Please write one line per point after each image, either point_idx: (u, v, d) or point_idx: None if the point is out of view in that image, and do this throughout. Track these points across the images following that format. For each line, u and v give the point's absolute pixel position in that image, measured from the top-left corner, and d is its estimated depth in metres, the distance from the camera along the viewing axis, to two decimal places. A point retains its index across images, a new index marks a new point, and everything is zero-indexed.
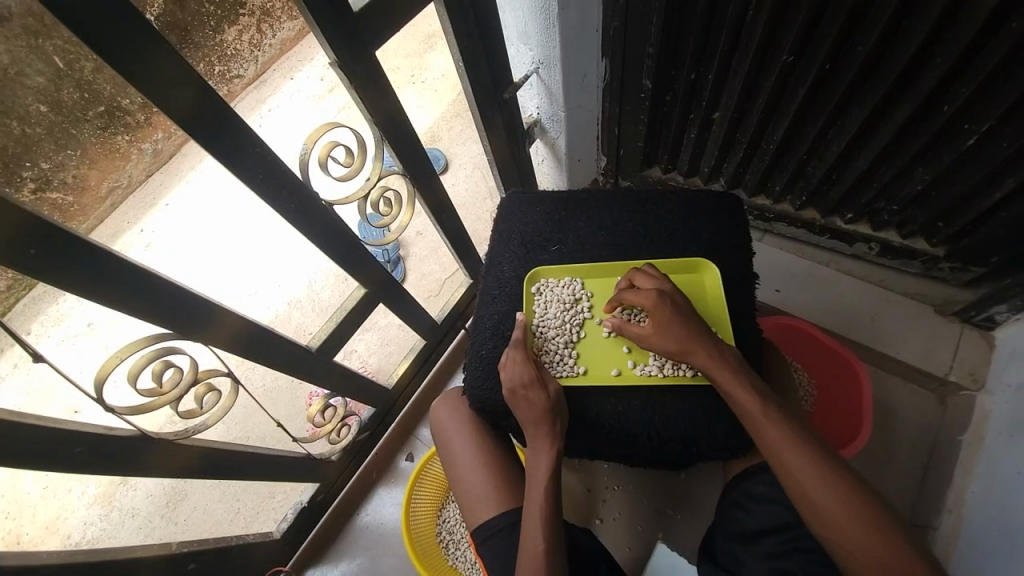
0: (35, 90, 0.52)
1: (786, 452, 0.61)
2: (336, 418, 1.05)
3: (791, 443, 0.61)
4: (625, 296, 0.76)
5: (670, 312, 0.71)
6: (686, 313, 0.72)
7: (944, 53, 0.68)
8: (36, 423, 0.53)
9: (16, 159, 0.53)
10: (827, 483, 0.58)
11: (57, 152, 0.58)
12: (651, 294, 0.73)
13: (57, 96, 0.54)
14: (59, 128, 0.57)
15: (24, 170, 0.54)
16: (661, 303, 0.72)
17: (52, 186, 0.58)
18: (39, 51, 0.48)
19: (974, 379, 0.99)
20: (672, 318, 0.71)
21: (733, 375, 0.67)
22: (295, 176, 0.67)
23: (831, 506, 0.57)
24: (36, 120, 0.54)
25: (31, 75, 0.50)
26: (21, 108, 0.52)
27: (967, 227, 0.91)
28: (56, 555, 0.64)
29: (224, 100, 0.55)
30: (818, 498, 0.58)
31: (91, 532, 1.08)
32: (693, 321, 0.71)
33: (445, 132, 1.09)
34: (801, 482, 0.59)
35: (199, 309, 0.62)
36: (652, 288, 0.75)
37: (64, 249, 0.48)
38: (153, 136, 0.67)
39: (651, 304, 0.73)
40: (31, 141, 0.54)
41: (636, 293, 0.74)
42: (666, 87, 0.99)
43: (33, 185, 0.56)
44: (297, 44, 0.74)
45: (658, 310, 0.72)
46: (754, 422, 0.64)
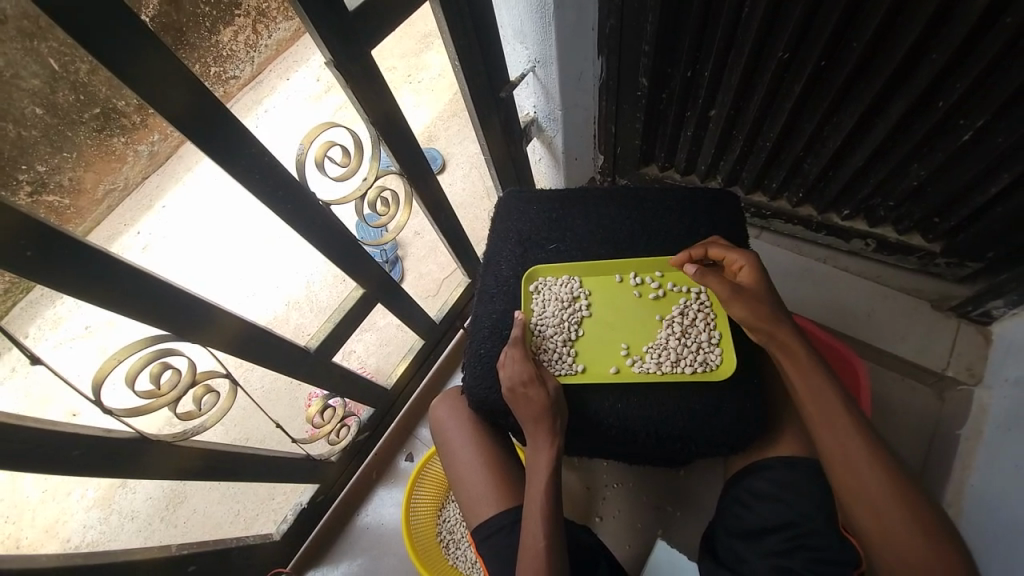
0: (31, 93, 0.52)
1: (851, 451, 0.62)
2: (335, 419, 1.05)
3: (855, 443, 0.62)
4: (709, 259, 0.75)
5: (761, 284, 0.72)
6: (768, 289, 0.72)
7: (939, 49, 0.68)
8: (35, 425, 0.53)
9: (12, 161, 0.53)
10: (887, 489, 0.59)
11: (53, 155, 0.57)
12: (751, 262, 0.73)
13: (53, 99, 0.54)
14: (55, 131, 0.57)
15: (20, 173, 0.54)
16: (759, 271, 0.72)
17: (48, 189, 0.58)
18: (34, 53, 0.49)
19: (971, 374, 1.00)
20: (762, 291, 0.71)
21: (807, 359, 0.68)
22: (292, 177, 0.66)
23: (891, 510, 0.58)
24: (33, 123, 0.54)
25: (26, 78, 0.51)
26: (17, 111, 0.52)
27: (963, 222, 0.91)
28: (57, 557, 0.64)
29: (220, 102, 0.55)
30: (877, 501, 0.59)
31: (90, 535, 1.08)
32: (772, 298, 0.71)
33: (442, 131, 1.07)
34: (858, 484, 0.60)
35: (197, 311, 0.62)
36: (746, 257, 0.75)
37: (61, 253, 0.48)
38: (149, 138, 0.65)
39: (739, 274, 0.72)
40: (27, 144, 0.54)
41: (731, 257, 0.74)
42: (662, 85, 0.99)
43: (29, 188, 0.56)
44: (293, 43, 0.74)
45: (756, 276, 0.72)
46: (823, 414, 0.64)
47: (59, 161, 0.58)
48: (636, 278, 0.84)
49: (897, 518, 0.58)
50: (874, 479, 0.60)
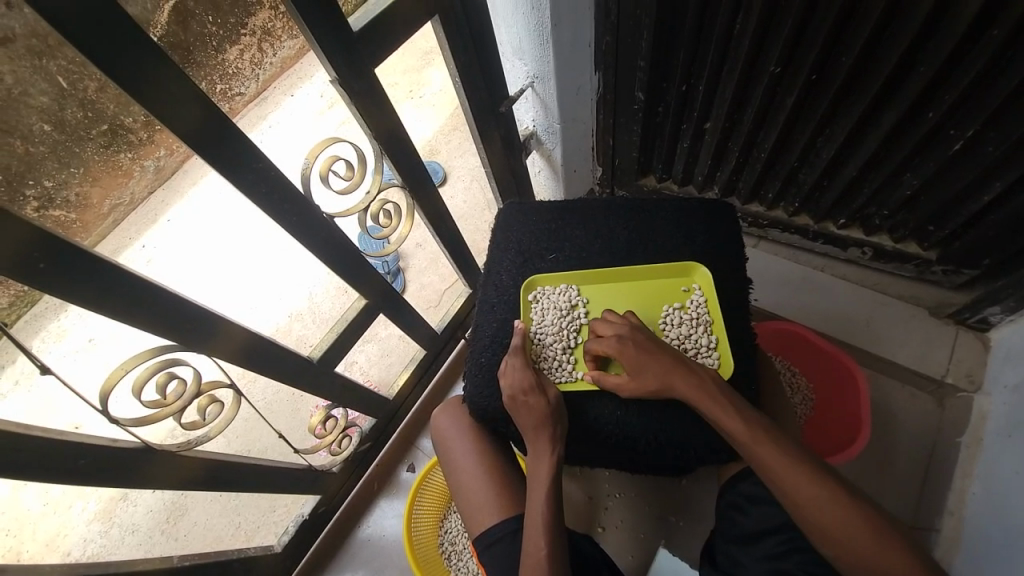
0: (38, 110, 0.54)
1: (778, 467, 0.61)
2: (337, 429, 1.05)
3: (782, 459, 0.62)
4: (591, 347, 0.77)
5: (637, 353, 0.72)
6: (651, 345, 0.73)
7: (926, 62, 0.70)
8: (44, 434, 0.54)
9: (19, 177, 0.55)
10: (824, 491, 0.59)
11: (60, 171, 0.59)
12: (612, 342, 0.74)
13: (61, 116, 0.56)
14: (63, 147, 0.59)
15: (28, 188, 0.56)
16: (626, 345, 0.73)
17: (55, 204, 0.60)
18: (43, 71, 0.50)
19: (971, 380, 1.00)
20: (642, 360, 0.72)
21: (718, 403, 0.67)
22: (296, 189, 0.68)
23: (828, 515, 0.58)
24: (40, 139, 0.56)
25: (34, 95, 0.52)
26: (25, 128, 0.54)
27: (958, 230, 0.93)
28: (59, 568, 0.64)
29: (228, 117, 0.56)
30: (815, 506, 0.59)
31: (91, 549, 1.08)
32: (660, 355, 0.72)
33: (442, 145, 1.10)
34: (796, 494, 0.60)
35: (201, 320, 0.63)
36: (614, 334, 0.76)
37: (70, 263, 0.49)
38: (156, 153, 0.69)
39: (618, 351, 0.74)
40: (34, 159, 0.56)
41: (603, 339, 0.76)
42: (658, 98, 1.01)
43: (37, 202, 0.58)
44: (297, 62, 0.76)
45: (627, 354, 0.73)
46: (741, 442, 0.64)
47: (65, 176, 0.60)
48: None
49: (841, 521, 0.58)
50: (802, 481, 0.60)
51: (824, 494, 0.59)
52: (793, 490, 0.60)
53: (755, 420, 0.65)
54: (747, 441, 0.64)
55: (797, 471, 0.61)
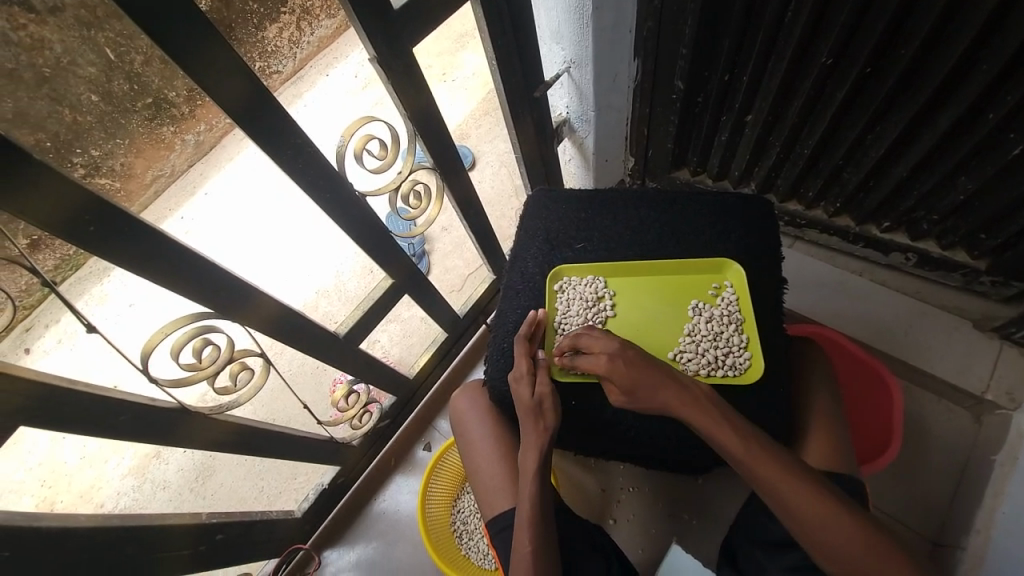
0: (87, 80, 0.56)
1: (777, 485, 0.59)
2: (358, 404, 1.08)
3: (783, 474, 0.60)
4: (580, 364, 0.73)
5: (636, 372, 0.69)
6: (646, 363, 0.70)
7: (991, 59, 0.66)
8: (86, 390, 0.57)
9: (67, 144, 0.56)
10: (821, 510, 0.57)
11: (106, 141, 0.62)
12: (603, 357, 0.70)
13: (108, 87, 0.58)
14: (109, 118, 0.61)
15: (75, 156, 0.58)
16: (617, 363, 0.70)
17: (100, 172, 0.62)
18: (91, 42, 0.52)
19: (1012, 398, 0.95)
20: (643, 381, 0.68)
21: (722, 425, 0.64)
22: (332, 167, 0.69)
23: (828, 532, 0.57)
24: (89, 109, 0.58)
25: (82, 65, 0.54)
26: (74, 96, 0.55)
27: (1012, 239, 0.87)
28: (93, 518, 0.68)
29: (269, 92, 0.57)
30: (817, 527, 0.57)
31: (124, 502, 1.14)
32: (657, 376, 0.68)
33: (473, 130, 1.10)
34: (795, 512, 0.58)
35: (238, 290, 0.65)
36: (597, 348, 0.72)
37: (120, 229, 0.51)
38: (196, 128, 0.72)
39: (612, 370, 0.70)
40: (81, 129, 0.57)
41: (591, 359, 0.72)
42: (698, 88, 0.98)
43: (84, 170, 0.60)
44: (332, 41, 0.79)
45: (623, 373, 0.69)
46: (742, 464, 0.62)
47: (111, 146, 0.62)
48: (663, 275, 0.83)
49: (842, 539, 0.56)
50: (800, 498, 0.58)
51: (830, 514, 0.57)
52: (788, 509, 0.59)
53: (757, 442, 0.62)
54: (757, 466, 0.61)
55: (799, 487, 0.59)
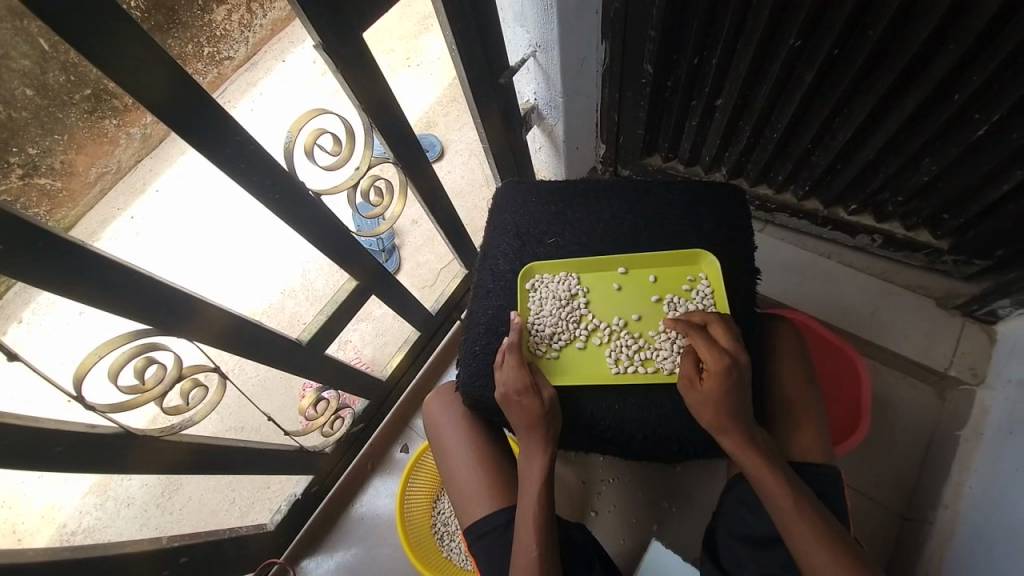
0: (20, 73, 0.49)
1: (777, 495, 0.61)
2: (329, 411, 1.04)
3: (782, 484, 0.61)
4: (693, 341, 0.69)
5: (730, 384, 0.65)
6: (743, 388, 0.66)
7: (957, 40, 0.65)
8: (14, 422, 0.52)
9: (3, 144, 0.52)
10: (804, 519, 0.59)
11: (44, 137, 0.56)
12: (722, 358, 0.66)
13: (43, 80, 0.51)
14: (45, 113, 0.54)
15: (11, 155, 0.53)
16: (730, 371, 0.65)
17: (38, 171, 0.57)
18: (24, 32, 0.46)
19: (975, 373, 0.98)
20: (729, 393, 0.65)
21: (762, 461, 0.63)
22: (279, 166, 0.64)
23: (807, 541, 0.58)
24: (23, 104, 0.52)
25: (15, 58, 0.47)
26: (7, 93, 0.50)
27: (973, 219, 0.89)
28: (44, 552, 0.63)
29: (202, 86, 0.52)
30: (797, 533, 0.58)
31: (86, 521, 1.08)
32: (740, 394, 0.65)
33: (440, 118, 1.05)
34: (783, 514, 0.60)
35: (180, 303, 0.60)
36: (727, 351, 0.67)
37: (36, 247, 0.45)
38: (142, 120, 0.61)
39: (717, 368, 0.66)
40: (18, 126, 0.52)
41: (710, 350, 0.67)
42: (668, 72, 0.96)
43: (20, 170, 0.55)
44: (287, 25, 0.70)
45: (722, 376, 0.65)
46: (751, 473, 0.63)
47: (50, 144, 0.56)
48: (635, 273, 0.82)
49: (820, 550, 0.57)
50: (790, 507, 0.60)
51: (811, 524, 0.58)
52: (778, 512, 0.60)
53: (797, 490, 0.61)
54: (788, 510, 0.60)
55: (799, 502, 0.60)
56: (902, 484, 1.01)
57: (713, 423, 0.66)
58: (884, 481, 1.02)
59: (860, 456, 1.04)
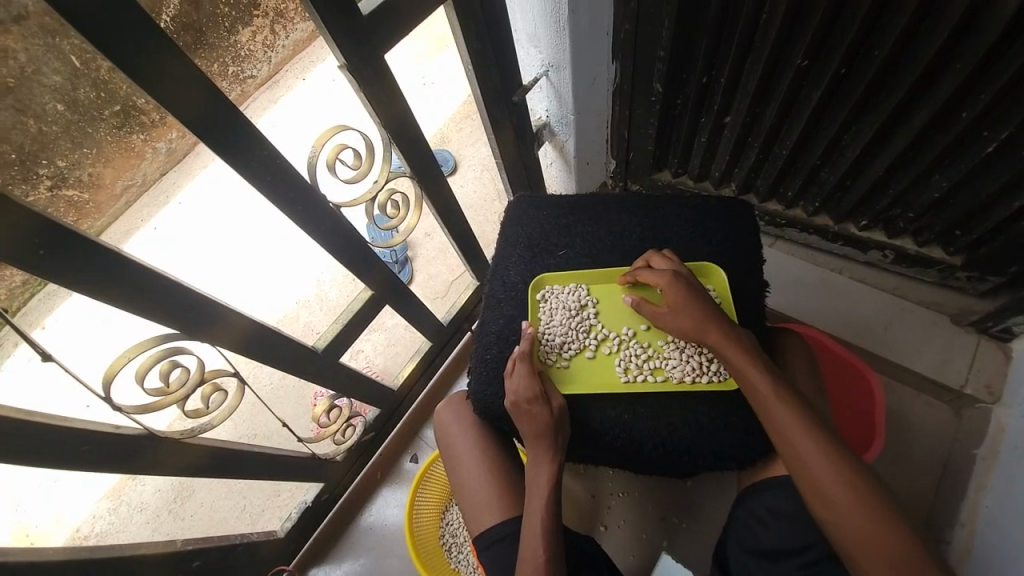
0: (52, 89, 0.53)
1: (778, 410, 0.63)
2: (341, 420, 1.05)
3: (778, 395, 0.64)
4: (640, 276, 0.78)
5: (687, 291, 0.72)
6: (700, 292, 0.73)
7: (963, 58, 0.66)
8: (45, 420, 0.54)
9: (34, 155, 0.54)
10: (807, 434, 0.60)
11: (74, 151, 0.59)
12: (668, 274, 0.74)
13: (74, 95, 0.55)
14: (75, 127, 0.58)
15: (40, 167, 0.56)
16: (678, 281, 0.73)
17: (68, 184, 0.60)
18: (55, 50, 0.49)
19: (990, 392, 0.97)
20: (687, 297, 0.72)
21: (747, 363, 0.67)
22: (302, 178, 0.66)
23: (810, 453, 0.59)
24: (54, 119, 0.55)
25: (48, 74, 0.51)
26: (38, 106, 0.53)
27: (986, 235, 0.89)
28: (63, 550, 0.65)
29: (231, 101, 0.55)
30: (804, 449, 0.60)
31: (100, 526, 1.10)
32: (703, 299, 0.72)
33: (454, 134, 1.08)
34: (785, 430, 0.62)
35: (204, 309, 0.63)
36: (668, 270, 0.76)
37: (75, 251, 0.48)
38: (167, 135, 0.65)
39: (667, 282, 0.74)
40: (47, 139, 0.55)
41: (656, 274, 0.75)
42: (677, 90, 0.98)
43: (50, 182, 0.58)
44: (309, 44, 0.75)
45: (676, 288, 0.73)
46: (749, 387, 0.66)
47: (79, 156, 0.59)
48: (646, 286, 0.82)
49: (829, 474, 0.58)
50: (792, 426, 0.61)
51: (818, 441, 0.60)
52: (780, 430, 0.62)
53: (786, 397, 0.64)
54: (785, 419, 0.62)
55: (802, 419, 0.62)
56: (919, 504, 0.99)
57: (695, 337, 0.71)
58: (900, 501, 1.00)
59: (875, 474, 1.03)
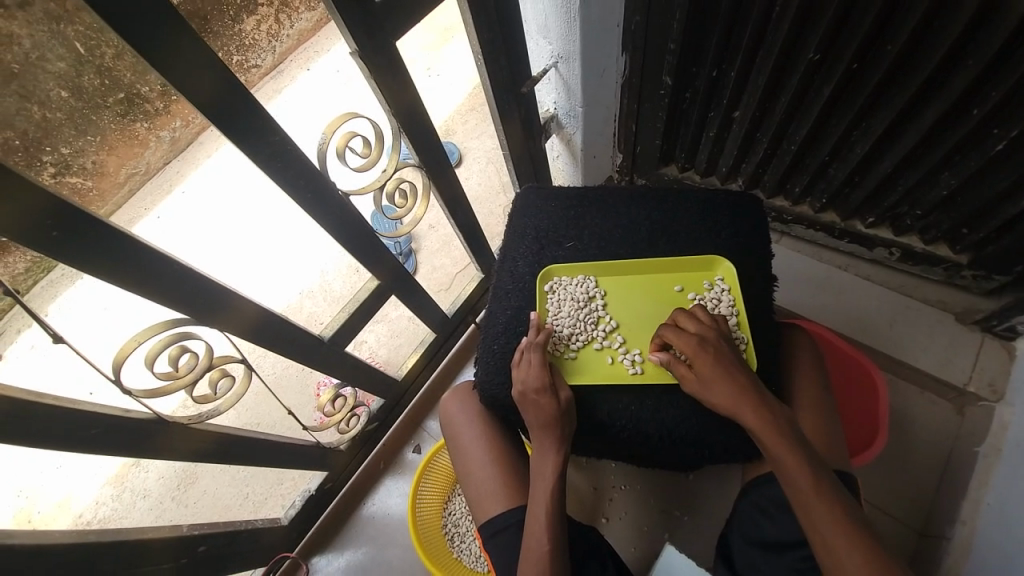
0: (56, 75, 0.52)
1: (796, 476, 0.59)
2: (346, 408, 1.06)
3: (797, 460, 0.60)
4: (666, 337, 0.74)
5: (714, 359, 0.68)
6: (729, 361, 0.68)
7: (975, 55, 0.66)
8: (55, 403, 0.54)
9: (38, 143, 0.53)
10: (844, 535, 0.54)
11: (77, 138, 0.59)
12: (691, 340, 0.70)
13: (78, 82, 0.55)
14: (79, 114, 0.58)
15: (45, 154, 0.55)
16: (703, 347, 0.69)
17: (72, 170, 0.59)
18: (60, 36, 0.48)
19: (994, 390, 0.97)
20: (717, 367, 0.68)
21: (784, 442, 0.61)
22: (311, 164, 0.66)
23: (845, 557, 0.53)
24: (57, 105, 0.54)
25: (52, 61, 0.50)
26: (42, 93, 0.51)
27: (993, 233, 0.88)
28: (71, 533, 0.66)
29: (243, 85, 0.55)
30: (835, 547, 0.54)
31: (103, 511, 1.10)
32: (728, 364, 0.68)
33: (459, 125, 1.08)
34: (802, 496, 0.58)
35: (214, 294, 0.63)
36: (695, 333, 0.72)
37: (86, 233, 0.48)
38: (171, 123, 0.70)
39: (691, 349, 0.70)
40: (50, 126, 0.54)
41: (679, 337, 0.72)
42: (686, 83, 0.98)
43: (53, 169, 0.57)
44: (314, 33, 0.78)
45: (701, 354, 0.69)
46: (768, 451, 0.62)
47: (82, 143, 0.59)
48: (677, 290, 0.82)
49: (840, 539, 0.54)
50: (808, 491, 0.58)
51: (829, 507, 0.56)
52: (797, 494, 0.58)
53: (822, 486, 0.58)
54: (818, 514, 0.56)
55: (820, 487, 0.58)
56: (920, 500, 1.00)
57: (727, 408, 0.66)
58: (901, 496, 1.01)
59: (877, 470, 1.03)
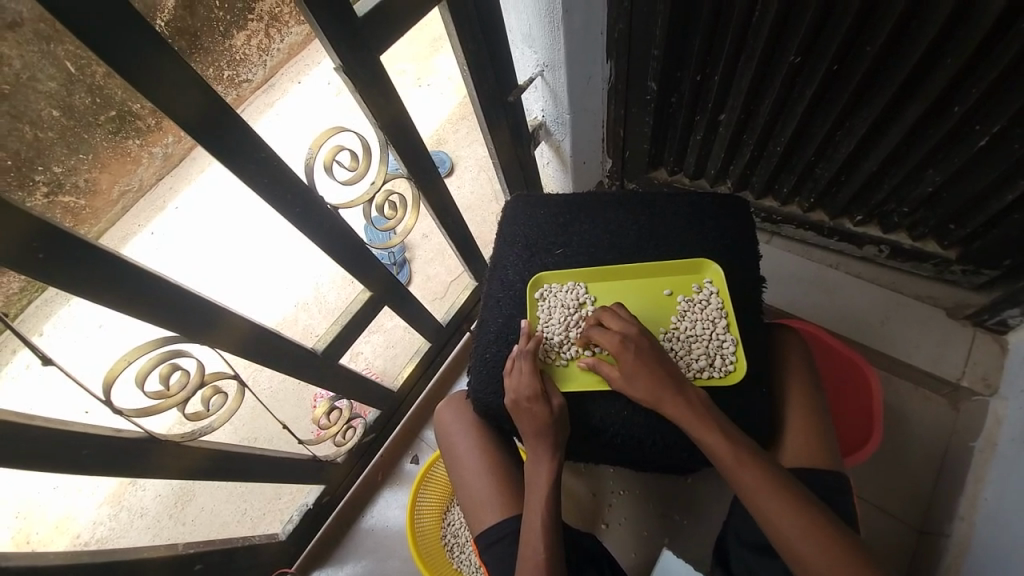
0: (47, 95, 0.53)
1: (727, 463, 0.62)
2: (341, 421, 1.05)
3: (729, 449, 0.62)
4: (591, 337, 0.76)
5: (635, 355, 0.71)
6: (649, 356, 0.71)
7: (954, 53, 0.67)
8: (47, 424, 0.54)
9: (28, 162, 0.54)
10: (782, 507, 0.58)
11: (69, 156, 0.59)
12: (614, 338, 0.73)
13: (70, 101, 0.55)
14: (72, 133, 0.58)
15: (37, 174, 0.55)
16: (626, 344, 0.72)
17: (64, 189, 0.60)
18: (52, 56, 0.49)
19: (988, 384, 0.98)
20: (638, 364, 0.71)
21: (709, 431, 0.64)
22: (299, 179, 0.66)
23: (787, 529, 0.57)
24: (49, 124, 0.55)
25: (43, 80, 0.51)
26: (33, 113, 0.53)
27: (980, 228, 0.89)
28: (65, 555, 0.65)
29: (230, 104, 0.55)
30: (776, 521, 0.57)
31: (100, 532, 1.09)
32: (649, 359, 0.71)
33: (450, 135, 1.08)
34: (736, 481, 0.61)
35: (204, 311, 0.63)
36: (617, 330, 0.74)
37: (74, 254, 0.48)
38: (163, 140, 0.68)
39: (615, 347, 0.72)
40: (43, 146, 0.55)
41: (603, 335, 0.74)
42: (672, 88, 0.99)
43: (47, 188, 0.57)
44: (304, 48, 0.74)
45: (624, 351, 0.72)
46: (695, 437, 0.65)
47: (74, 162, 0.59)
48: (667, 294, 0.82)
49: (781, 518, 0.57)
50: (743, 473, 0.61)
51: (766, 488, 0.59)
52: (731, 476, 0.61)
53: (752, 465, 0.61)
54: (751, 494, 0.59)
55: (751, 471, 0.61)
56: (918, 496, 1.00)
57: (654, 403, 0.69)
58: (898, 493, 1.01)
59: (873, 467, 1.03)
